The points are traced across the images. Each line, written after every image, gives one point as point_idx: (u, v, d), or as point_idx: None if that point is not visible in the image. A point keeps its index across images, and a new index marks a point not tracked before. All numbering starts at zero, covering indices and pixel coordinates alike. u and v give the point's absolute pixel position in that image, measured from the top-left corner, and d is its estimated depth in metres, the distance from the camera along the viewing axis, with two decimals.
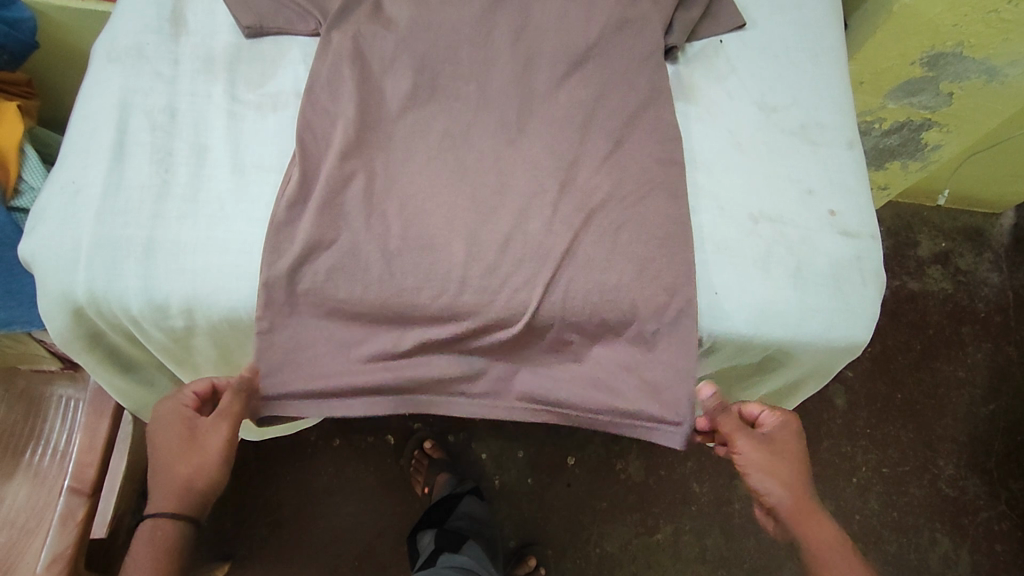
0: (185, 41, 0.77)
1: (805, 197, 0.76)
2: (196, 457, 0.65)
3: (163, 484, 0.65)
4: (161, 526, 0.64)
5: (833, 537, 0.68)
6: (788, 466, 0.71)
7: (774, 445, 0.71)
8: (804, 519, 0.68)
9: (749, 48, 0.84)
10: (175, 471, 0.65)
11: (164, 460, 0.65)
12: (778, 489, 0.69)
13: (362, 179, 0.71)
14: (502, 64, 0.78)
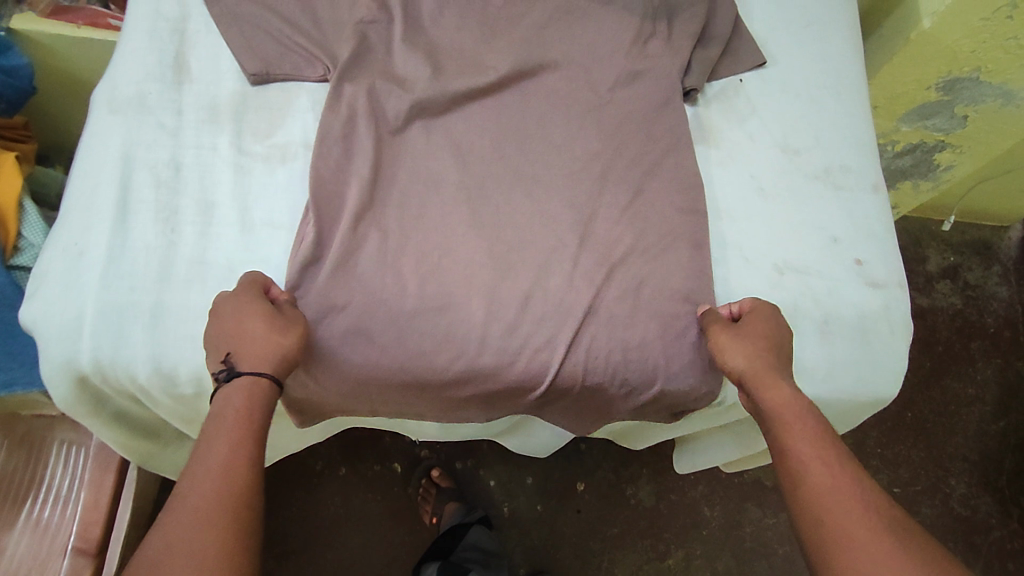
0: (188, 89, 0.74)
1: (831, 244, 0.74)
2: (287, 322, 0.60)
3: (250, 344, 0.57)
4: (249, 393, 0.55)
5: (805, 427, 0.56)
6: (759, 343, 0.63)
7: (750, 327, 0.64)
8: (763, 383, 0.59)
9: (770, 87, 0.82)
10: (262, 341, 0.57)
11: (248, 342, 0.57)
12: (747, 359, 0.61)
13: (376, 235, 0.68)
14: (517, 112, 0.76)
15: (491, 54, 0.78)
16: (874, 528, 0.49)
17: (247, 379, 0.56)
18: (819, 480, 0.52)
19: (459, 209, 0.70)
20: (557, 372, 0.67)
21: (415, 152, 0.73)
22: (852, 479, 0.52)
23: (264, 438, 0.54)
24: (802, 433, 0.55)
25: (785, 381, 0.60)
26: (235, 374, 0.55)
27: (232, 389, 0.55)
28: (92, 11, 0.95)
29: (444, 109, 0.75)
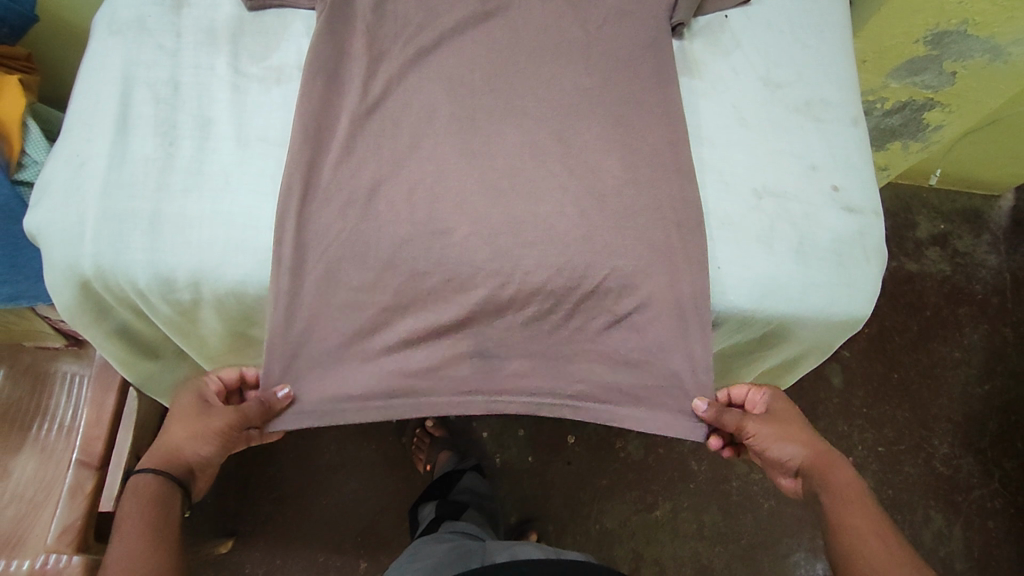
0: (187, 13, 0.76)
1: (809, 172, 0.77)
2: (205, 420, 0.69)
3: (163, 441, 0.69)
4: (151, 495, 0.64)
5: (857, 497, 0.69)
6: (800, 436, 0.75)
7: (779, 417, 0.77)
8: (824, 470, 0.72)
9: (755, 23, 0.83)
10: (176, 443, 0.68)
11: (164, 440, 0.69)
12: (794, 449, 0.75)
13: (369, 157, 0.72)
14: (507, 45, 0.79)
15: None
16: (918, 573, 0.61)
17: (148, 477, 0.66)
18: (872, 543, 0.64)
19: (447, 134, 0.74)
20: (541, 289, 0.70)
21: (405, 79, 0.76)
22: (892, 537, 0.65)
23: (170, 522, 0.64)
24: (856, 508, 0.67)
25: (841, 463, 0.73)
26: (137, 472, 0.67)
27: (130, 487, 0.65)
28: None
29: (435, 40, 0.77)
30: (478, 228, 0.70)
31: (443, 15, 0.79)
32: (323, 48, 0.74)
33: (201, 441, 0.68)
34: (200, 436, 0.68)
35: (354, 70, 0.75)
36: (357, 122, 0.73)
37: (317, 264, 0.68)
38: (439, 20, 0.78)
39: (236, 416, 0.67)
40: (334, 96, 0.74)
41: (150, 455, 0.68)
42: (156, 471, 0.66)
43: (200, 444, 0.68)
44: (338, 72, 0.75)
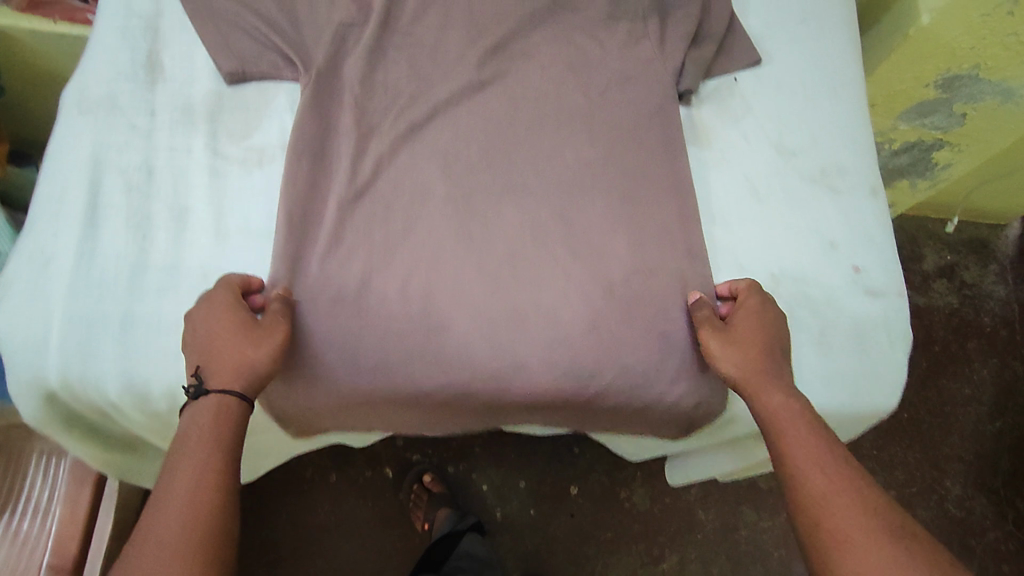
0: (162, 88, 0.71)
1: (828, 251, 0.72)
2: (263, 337, 0.58)
3: (218, 359, 0.56)
4: (209, 430, 0.53)
5: (801, 432, 0.56)
6: (750, 347, 0.62)
7: (736, 333, 0.63)
8: (759, 388, 0.59)
9: (766, 86, 0.79)
10: (236, 359, 0.56)
11: (221, 362, 0.56)
12: (734, 364, 0.61)
13: (360, 244, 0.67)
14: (504, 114, 0.74)
15: (478, 54, 0.75)
16: (869, 547, 0.49)
17: (215, 404, 0.54)
18: (811, 479, 0.54)
19: (443, 217, 0.69)
20: (546, 387, 0.65)
21: (396, 157, 0.71)
22: (849, 492, 0.52)
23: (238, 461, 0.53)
24: (796, 433, 0.56)
25: (777, 385, 0.60)
26: (206, 394, 0.55)
27: (179, 431, 0.54)
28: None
29: (428, 114, 0.73)
30: (477, 322, 0.65)
31: (438, 86, 0.74)
32: (308, 126, 0.70)
33: (265, 358, 0.57)
34: (261, 352, 0.57)
35: (342, 149, 0.70)
36: (346, 206, 0.68)
37: (307, 378, 0.63)
38: (431, 93, 0.74)
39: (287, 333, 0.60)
40: (321, 177, 0.69)
41: (212, 367, 0.56)
42: (225, 393, 0.55)
43: (265, 364, 0.57)
44: (324, 150, 0.70)
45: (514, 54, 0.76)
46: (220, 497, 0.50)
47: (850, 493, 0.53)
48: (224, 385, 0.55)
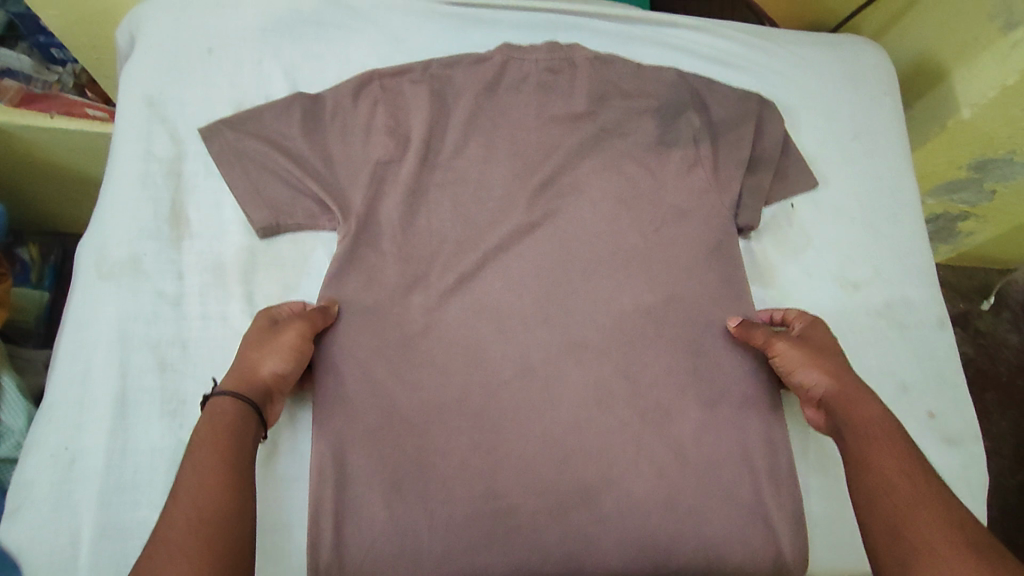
0: (190, 247, 0.66)
1: (901, 396, 0.69)
2: (274, 349, 0.59)
3: (229, 376, 0.58)
4: (217, 430, 0.52)
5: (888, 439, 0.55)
6: (834, 359, 0.63)
7: (813, 340, 0.65)
8: (851, 395, 0.59)
9: (824, 212, 0.76)
10: (239, 372, 0.58)
11: (230, 377, 0.57)
12: (821, 371, 0.62)
13: (418, 417, 0.63)
14: (557, 258, 0.70)
15: (526, 194, 0.71)
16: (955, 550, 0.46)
17: (224, 404, 0.54)
18: (892, 476, 0.52)
19: (500, 380, 0.64)
20: (618, 571, 0.60)
21: (446, 314, 0.66)
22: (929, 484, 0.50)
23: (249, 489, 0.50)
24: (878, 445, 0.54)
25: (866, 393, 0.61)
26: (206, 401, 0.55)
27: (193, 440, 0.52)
28: (68, 100, 1.03)
29: (477, 263, 0.69)
30: (542, 500, 0.61)
31: (486, 229, 0.70)
32: (356, 287, 0.66)
33: (273, 360, 0.59)
34: (269, 367, 0.59)
35: (389, 307, 0.65)
36: (398, 375, 0.64)
37: None
38: (480, 238, 0.70)
39: (306, 339, 0.61)
40: (368, 341, 0.64)
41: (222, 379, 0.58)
42: (219, 402, 0.54)
43: (271, 372, 0.59)
44: (368, 310, 0.65)
45: (562, 189, 0.72)
46: (232, 501, 0.48)
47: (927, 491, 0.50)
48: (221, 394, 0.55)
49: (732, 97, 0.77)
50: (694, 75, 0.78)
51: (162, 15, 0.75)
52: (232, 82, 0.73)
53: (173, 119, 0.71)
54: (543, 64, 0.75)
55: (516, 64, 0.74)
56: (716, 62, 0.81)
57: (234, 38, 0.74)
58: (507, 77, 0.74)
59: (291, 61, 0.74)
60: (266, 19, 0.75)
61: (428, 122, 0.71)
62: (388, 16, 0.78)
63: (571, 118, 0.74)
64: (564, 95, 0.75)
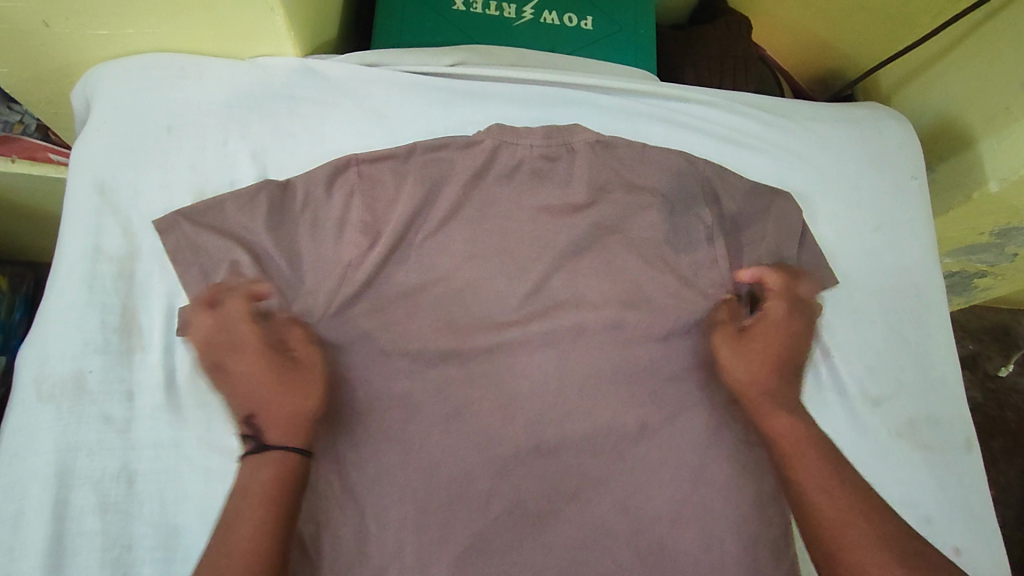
0: (142, 361, 0.60)
1: (923, 528, 0.63)
2: (269, 369, 0.58)
3: (272, 414, 0.57)
4: (275, 478, 0.54)
5: (809, 456, 0.59)
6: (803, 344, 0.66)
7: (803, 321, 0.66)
8: (768, 401, 0.62)
9: (844, 313, 0.69)
10: (294, 408, 0.57)
11: (275, 419, 0.57)
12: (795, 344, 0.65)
13: (387, 563, 0.56)
14: (549, 370, 0.63)
15: (517, 298, 0.65)
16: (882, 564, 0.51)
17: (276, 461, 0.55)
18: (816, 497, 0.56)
19: (480, 517, 0.58)
20: None
21: (423, 438, 0.60)
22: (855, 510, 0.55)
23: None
24: (808, 458, 0.58)
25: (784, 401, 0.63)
26: (265, 451, 0.55)
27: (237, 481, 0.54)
28: (29, 143, 0.92)
29: (459, 377, 0.62)
30: None
31: (471, 338, 0.63)
32: (326, 410, 0.59)
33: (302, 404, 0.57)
34: (289, 393, 0.58)
35: (362, 433, 0.59)
36: (368, 512, 0.57)
37: None
38: (463, 347, 0.63)
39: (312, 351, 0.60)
40: (337, 473, 0.58)
41: (268, 422, 0.57)
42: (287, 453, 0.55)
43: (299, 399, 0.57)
44: (338, 436, 0.59)
45: (555, 289, 0.66)
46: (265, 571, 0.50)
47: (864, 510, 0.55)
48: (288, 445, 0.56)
49: (743, 187, 0.71)
50: (702, 160, 0.72)
51: (118, 86, 0.68)
52: (192, 165, 0.66)
53: (126, 208, 0.64)
54: (540, 150, 0.68)
55: (510, 148, 0.68)
56: (727, 141, 0.74)
57: (197, 114, 0.68)
58: (495, 164, 0.68)
59: (260, 141, 0.68)
60: (233, 93, 0.68)
61: (410, 215, 0.65)
62: (370, 90, 0.71)
63: (569, 209, 0.68)
64: (560, 184, 0.68)
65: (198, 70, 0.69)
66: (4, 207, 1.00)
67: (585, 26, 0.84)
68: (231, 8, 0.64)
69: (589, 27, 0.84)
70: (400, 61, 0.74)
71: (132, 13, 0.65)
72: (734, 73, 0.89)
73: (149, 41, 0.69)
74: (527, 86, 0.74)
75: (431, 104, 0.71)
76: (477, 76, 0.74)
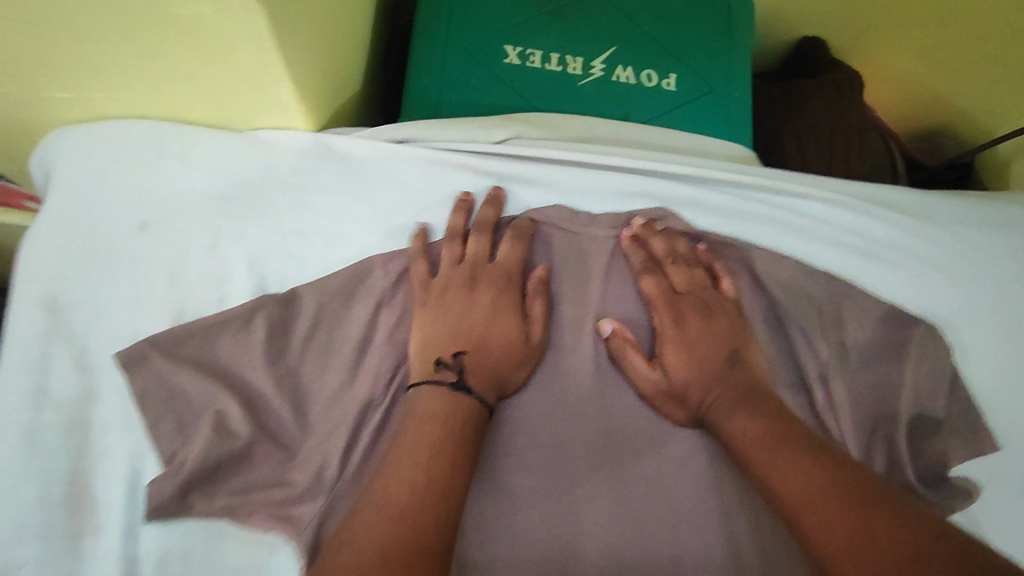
0: (93, 549, 0.45)
1: None
2: (509, 309, 0.52)
3: (484, 355, 0.50)
4: (445, 419, 0.46)
5: (782, 456, 0.44)
6: (712, 339, 0.52)
7: (706, 313, 0.53)
8: (720, 402, 0.49)
9: (1006, 488, 0.53)
10: (501, 356, 0.50)
11: (483, 364, 0.49)
12: (698, 335, 0.52)
13: None
14: (627, 561, 0.48)
15: (584, 449, 0.51)
16: (883, 550, 0.37)
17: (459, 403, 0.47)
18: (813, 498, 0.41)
19: None
20: None
21: None
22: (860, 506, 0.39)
23: None
24: (771, 457, 0.44)
25: (751, 405, 0.48)
26: (464, 393, 0.47)
27: (410, 433, 0.45)
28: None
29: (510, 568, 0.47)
30: None
31: (525, 514, 0.49)
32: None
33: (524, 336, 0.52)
34: (516, 339, 0.51)
35: None
36: None
37: None
38: (517, 526, 0.48)
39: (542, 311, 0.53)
40: None
41: (473, 366, 0.49)
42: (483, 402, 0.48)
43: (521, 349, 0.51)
44: None
45: (630, 439, 0.52)
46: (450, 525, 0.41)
47: (852, 500, 0.40)
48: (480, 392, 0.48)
49: (874, 312, 0.56)
50: (822, 273, 0.56)
51: (79, 166, 0.53)
52: (171, 275, 0.52)
53: (83, 333, 0.50)
54: (612, 250, 0.56)
55: (580, 251, 0.56)
56: (850, 249, 0.58)
57: (179, 206, 0.53)
58: (558, 270, 0.55)
59: (257, 243, 0.53)
60: (225, 178, 0.54)
61: (454, 295, 0.52)
62: (400, 174, 0.56)
63: (645, 330, 0.55)
64: (639, 299, 0.55)
65: (181, 145, 0.54)
66: None
67: (666, 86, 0.69)
68: (223, 74, 0.49)
69: (670, 88, 0.69)
70: (440, 136, 0.58)
71: (100, 75, 0.50)
72: (846, 147, 0.74)
73: (119, 107, 0.54)
74: (598, 173, 0.58)
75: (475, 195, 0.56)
76: (535, 157, 0.58)
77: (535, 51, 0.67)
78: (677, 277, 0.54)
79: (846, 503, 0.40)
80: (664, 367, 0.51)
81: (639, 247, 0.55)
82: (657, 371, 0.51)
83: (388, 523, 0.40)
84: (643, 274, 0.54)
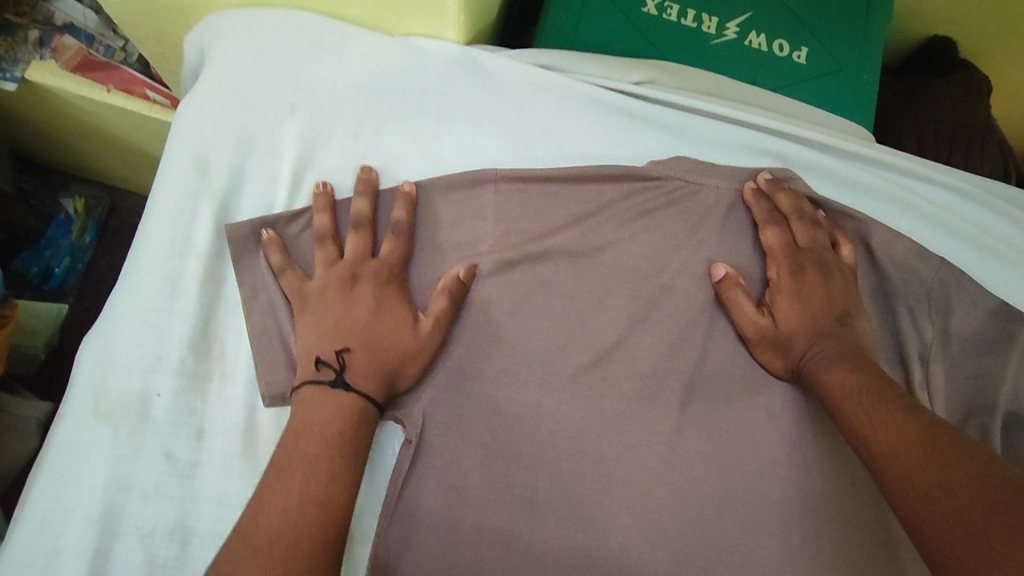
0: (219, 394, 0.49)
1: None
2: (395, 302, 0.49)
3: (372, 354, 0.47)
4: (323, 420, 0.44)
5: (880, 406, 0.44)
6: (823, 296, 0.52)
7: (823, 270, 0.53)
8: (825, 355, 0.49)
9: None
10: (387, 354, 0.47)
11: (367, 364, 0.46)
12: (811, 289, 0.53)
13: None
14: (712, 495, 0.49)
15: (678, 384, 0.52)
16: (960, 501, 0.35)
17: (349, 405, 0.45)
18: (901, 440, 0.41)
19: None
20: None
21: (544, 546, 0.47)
22: (937, 448, 0.38)
23: None
24: (867, 406, 0.44)
25: (851, 359, 0.49)
26: (342, 390, 0.45)
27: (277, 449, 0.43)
28: (129, 75, 0.82)
29: (598, 478, 0.49)
30: None
31: (618, 431, 0.50)
32: (432, 491, 0.48)
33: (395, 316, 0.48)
34: (405, 329, 0.48)
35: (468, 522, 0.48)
36: None
37: None
38: (608, 441, 0.50)
39: (366, 256, 0.50)
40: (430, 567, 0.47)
41: (355, 363, 0.46)
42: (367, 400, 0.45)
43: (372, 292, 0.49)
44: (437, 522, 0.48)
45: (724, 382, 0.53)
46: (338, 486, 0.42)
47: (931, 444, 0.39)
48: (368, 390, 0.46)
49: (986, 301, 0.55)
50: (938, 255, 0.56)
51: (237, 41, 0.55)
52: (311, 159, 0.54)
53: (225, 196, 0.53)
54: (731, 202, 0.56)
55: (701, 196, 0.56)
56: (965, 238, 0.58)
57: (327, 93, 0.55)
58: (676, 211, 0.55)
59: (393, 141, 0.55)
60: (375, 75, 0.56)
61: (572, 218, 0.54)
62: (537, 97, 0.57)
63: (756, 279, 0.56)
64: (757, 248, 0.56)
65: (338, 39, 0.56)
66: (87, 135, 0.91)
67: (797, 58, 0.69)
68: None
69: (801, 61, 0.69)
70: (580, 68, 0.60)
71: None
72: (966, 145, 0.73)
73: None
74: (728, 126, 0.59)
75: (605, 128, 0.57)
76: (667, 102, 0.59)
77: (674, 4, 0.68)
78: (796, 232, 0.55)
79: (929, 455, 0.38)
80: (769, 314, 0.53)
81: (765, 199, 0.56)
82: (765, 317, 0.52)
83: (316, 502, 0.40)
84: (763, 225, 0.55)
